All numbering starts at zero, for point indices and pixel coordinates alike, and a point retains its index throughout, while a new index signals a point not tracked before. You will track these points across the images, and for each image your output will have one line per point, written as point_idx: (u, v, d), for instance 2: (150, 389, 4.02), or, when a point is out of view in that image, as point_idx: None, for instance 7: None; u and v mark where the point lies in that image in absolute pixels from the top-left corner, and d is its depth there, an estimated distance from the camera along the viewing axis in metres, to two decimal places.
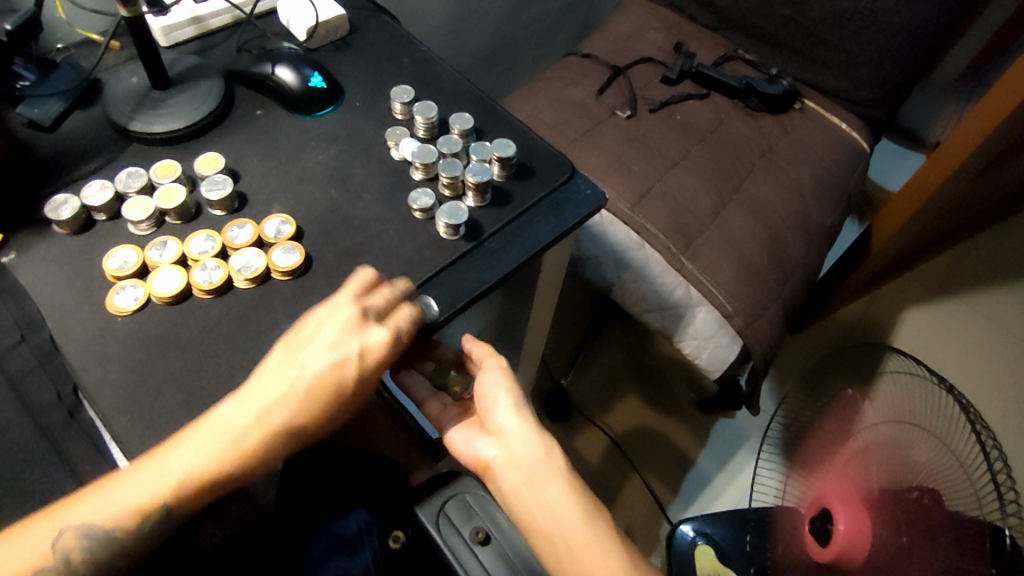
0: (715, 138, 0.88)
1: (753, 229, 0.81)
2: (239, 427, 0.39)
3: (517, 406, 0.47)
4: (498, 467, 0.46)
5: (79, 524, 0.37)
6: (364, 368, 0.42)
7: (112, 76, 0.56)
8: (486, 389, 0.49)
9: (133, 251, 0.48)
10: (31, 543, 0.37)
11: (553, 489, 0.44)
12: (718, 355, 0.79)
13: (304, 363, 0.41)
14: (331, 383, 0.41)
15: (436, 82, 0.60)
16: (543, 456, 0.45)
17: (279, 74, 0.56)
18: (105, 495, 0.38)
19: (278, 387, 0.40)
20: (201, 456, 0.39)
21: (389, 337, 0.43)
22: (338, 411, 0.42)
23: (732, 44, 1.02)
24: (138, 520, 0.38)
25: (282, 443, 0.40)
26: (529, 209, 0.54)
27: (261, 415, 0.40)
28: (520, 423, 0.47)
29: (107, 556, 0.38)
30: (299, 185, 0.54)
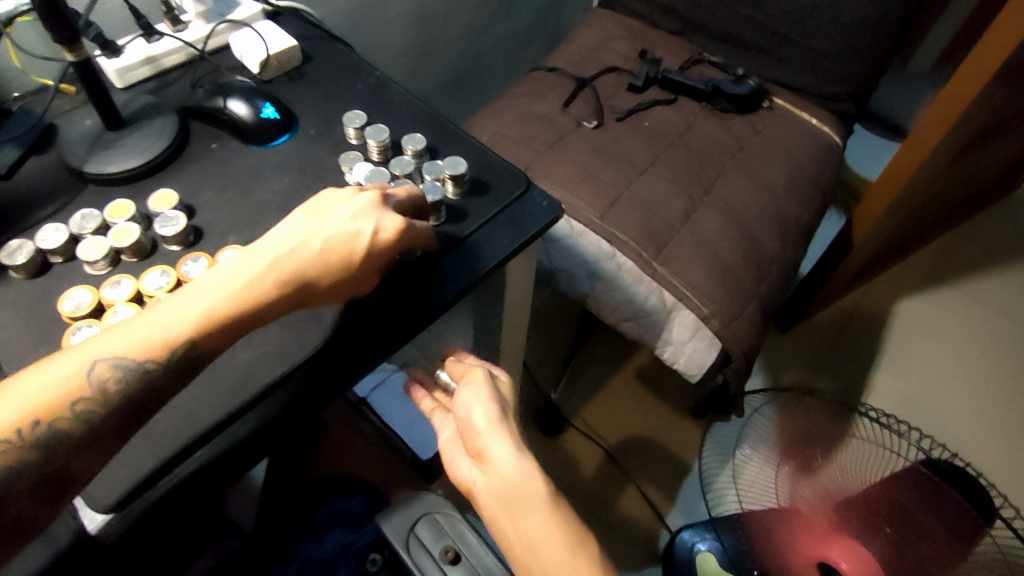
0: (684, 141, 0.89)
1: (725, 229, 0.81)
2: (256, 272, 0.38)
3: (498, 423, 0.45)
4: (479, 492, 0.44)
5: (104, 359, 0.35)
6: (381, 240, 0.42)
7: (66, 121, 0.57)
8: (461, 404, 0.47)
9: (88, 292, 0.48)
10: (49, 373, 0.34)
11: (530, 518, 0.41)
12: (697, 359, 0.78)
13: (327, 223, 0.41)
14: (346, 251, 0.41)
15: (390, 105, 0.61)
16: (522, 483, 0.42)
17: (231, 107, 0.57)
18: (124, 331, 0.36)
19: (294, 241, 0.40)
20: (224, 294, 0.37)
21: (405, 224, 0.43)
22: (350, 274, 0.41)
23: (697, 48, 1.03)
24: (162, 357, 0.35)
25: (292, 296, 0.39)
26: (486, 225, 0.54)
27: (277, 263, 0.38)
28: (498, 443, 0.44)
29: (137, 393, 0.35)
30: (253, 215, 0.54)
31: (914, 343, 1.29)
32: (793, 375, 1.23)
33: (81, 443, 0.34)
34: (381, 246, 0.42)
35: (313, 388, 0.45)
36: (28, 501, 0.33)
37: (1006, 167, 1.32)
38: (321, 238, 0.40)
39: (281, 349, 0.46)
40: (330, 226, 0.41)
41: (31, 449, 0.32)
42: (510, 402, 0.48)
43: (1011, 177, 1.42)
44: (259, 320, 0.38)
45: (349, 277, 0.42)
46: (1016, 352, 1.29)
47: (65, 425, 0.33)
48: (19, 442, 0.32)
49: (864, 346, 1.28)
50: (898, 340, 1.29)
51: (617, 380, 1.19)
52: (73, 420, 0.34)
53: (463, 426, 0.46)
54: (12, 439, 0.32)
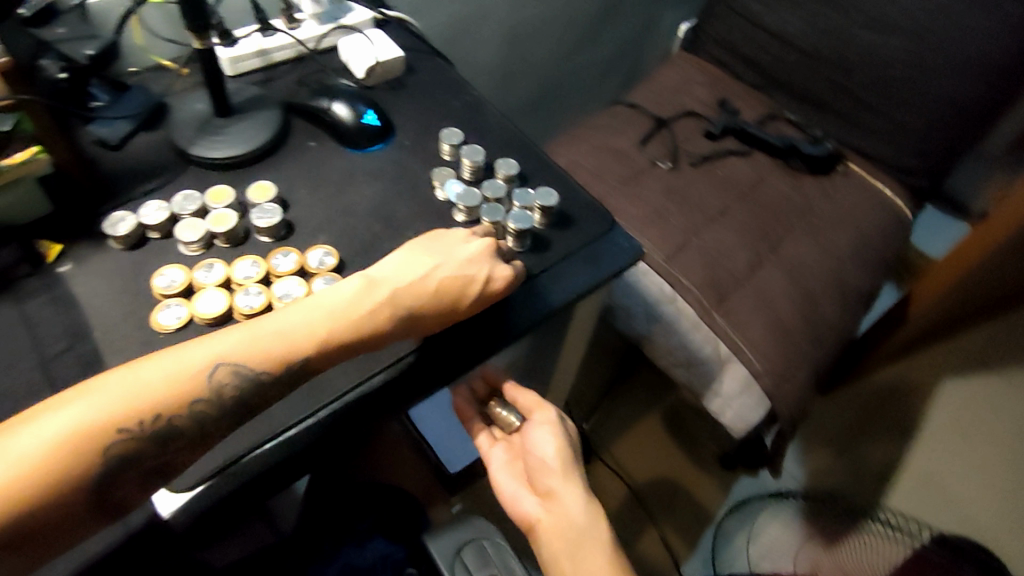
0: (755, 194, 0.88)
1: (787, 289, 0.81)
2: (375, 301, 0.42)
3: (570, 470, 0.51)
4: (543, 529, 0.50)
5: (231, 361, 0.38)
6: (487, 287, 0.46)
7: (179, 102, 0.59)
8: (535, 444, 0.52)
9: (180, 271, 0.50)
10: (170, 365, 0.37)
11: (592, 559, 0.47)
12: (744, 417, 0.78)
13: (440, 266, 0.45)
14: (452, 293, 0.45)
15: (484, 126, 0.62)
16: (587, 526, 0.48)
17: (335, 109, 0.59)
18: (247, 336, 0.40)
19: (409, 277, 0.44)
20: (342, 317, 0.41)
21: (512, 274, 0.48)
22: (454, 313, 0.46)
23: (777, 103, 1.03)
24: (281, 365, 0.39)
25: (402, 327, 0.43)
26: (566, 259, 0.55)
27: (393, 296, 0.43)
28: (567, 489, 0.50)
29: (247, 398, 0.39)
30: (343, 217, 0.55)
31: (953, 425, 1.26)
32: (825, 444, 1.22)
33: (188, 439, 0.37)
34: (488, 292, 0.46)
35: (386, 403, 0.46)
36: (134, 484, 0.36)
37: None
38: (433, 279, 0.45)
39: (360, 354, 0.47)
40: (444, 269, 0.45)
41: (150, 438, 0.36)
42: (577, 442, 0.53)
43: None
44: (369, 344, 0.42)
45: (453, 316, 0.46)
46: None
47: (179, 419, 0.37)
48: (139, 427, 0.35)
49: (903, 422, 1.26)
50: (938, 420, 1.26)
51: (648, 419, 1.18)
52: (188, 415, 0.37)
53: (534, 464, 0.52)
54: (136, 425, 0.35)
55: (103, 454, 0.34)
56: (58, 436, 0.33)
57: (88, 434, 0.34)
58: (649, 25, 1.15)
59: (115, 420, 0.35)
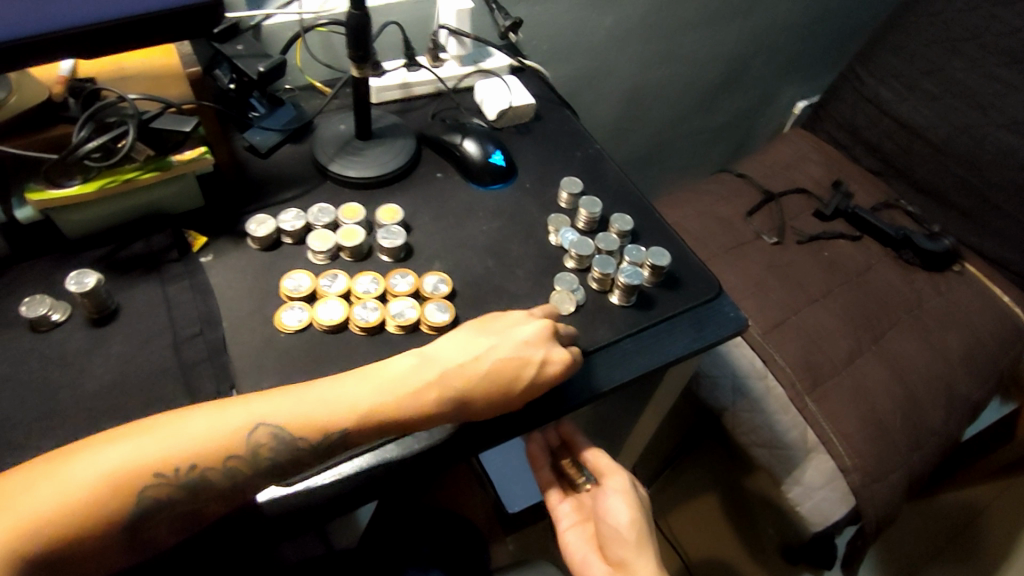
0: (862, 282, 0.86)
1: (888, 385, 0.77)
2: (422, 382, 0.43)
3: (644, 546, 0.47)
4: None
5: (271, 423, 0.40)
6: (545, 371, 0.45)
7: (324, 121, 0.64)
8: (607, 507, 0.49)
9: (306, 277, 0.53)
10: (214, 420, 0.40)
11: None
12: (824, 510, 0.74)
13: (493, 348, 0.45)
14: (504, 378, 0.44)
15: (604, 180, 0.64)
16: None
17: (466, 146, 0.62)
18: (292, 402, 0.41)
19: (461, 358, 0.44)
20: (386, 393, 0.42)
21: (570, 355, 0.46)
22: (509, 397, 0.45)
23: (893, 191, 1.00)
24: (319, 434, 0.41)
25: (448, 409, 0.43)
26: (669, 320, 0.55)
27: (442, 376, 0.43)
28: (639, 564, 0.46)
29: (281, 460, 0.40)
30: (461, 249, 0.57)
31: None
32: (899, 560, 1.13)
33: (220, 491, 0.39)
34: (544, 376, 0.45)
35: (465, 441, 0.46)
36: (167, 525, 0.38)
37: None
38: (487, 360, 0.45)
39: None
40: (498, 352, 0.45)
41: (183, 487, 0.38)
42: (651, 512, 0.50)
43: None
44: (411, 422, 0.43)
45: (508, 400, 0.45)
46: None
47: (213, 472, 0.39)
48: (175, 476, 0.38)
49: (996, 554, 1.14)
50: None
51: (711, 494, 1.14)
52: (222, 469, 0.39)
53: (606, 531, 0.49)
54: (172, 473, 0.38)
55: (137, 497, 0.37)
56: (102, 473, 0.36)
57: (129, 474, 0.37)
58: (767, 98, 1.15)
59: (153, 466, 0.37)
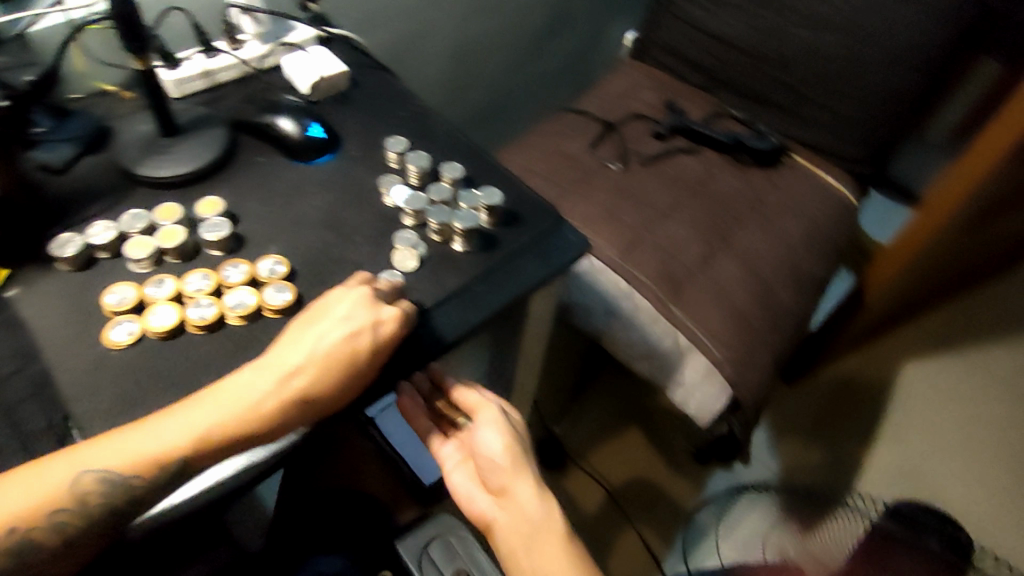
0: (705, 190, 0.91)
1: (741, 278, 0.83)
2: (258, 391, 0.42)
3: (523, 469, 0.53)
4: (500, 527, 0.53)
5: (96, 469, 0.39)
6: (380, 343, 0.45)
7: (122, 124, 0.60)
8: (482, 441, 0.53)
9: (130, 289, 0.50)
10: (34, 481, 0.38)
11: (548, 551, 0.50)
12: (709, 407, 0.79)
13: (323, 336, 0.44)
14: (342, 362, 0.44)
15: (431, 133, 0.64)
16: (542, 520, 0.51)
17: (281, 125, 0.60)
18: (118, 443, 0.40)
19: (293, 355, 0.43)
20: (219, 411, 0.41)
21: (399, 313, 0.47)
22: (353, 379, 0.44)
23: (721, 101, 1.06)
24: (153, 468, 0.39)
25: (291, 408, 0.42)
26: (515, 255, 0.56)
27: (277, 380, 0.42)
28: (521, 486, 0.52)
29: (118, 504, 0.39)
30: (295, 227, 0.56)
31: (919, 409, 1.29)
32: (797, 436, 1.23)
33: (55, 549, 0.38)
34: (381, 347, 0.45)
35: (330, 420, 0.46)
36: None
37: (1013, 243, 1.36)
38: (321, 349, 0.44)
39: None
40: (330, 338, 0.44)
41: (11, 552, 0.37)
42: (523, 432, 0.55)
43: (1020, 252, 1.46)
44: (253, 433, 0.42)
45: (353, 382, 0.45)
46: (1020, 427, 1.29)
47: (43, 530, 0.38)
48: None
49: (871, 412, 1.28)
50: (903, 403, 1.30)
51: (620, 420, 1.19)
52: (50, 528, 0.38)
53: (485, 463, 0.53)
54: None
55: None
56: None
57: None
58: (595, 35, 1.18)
59: None
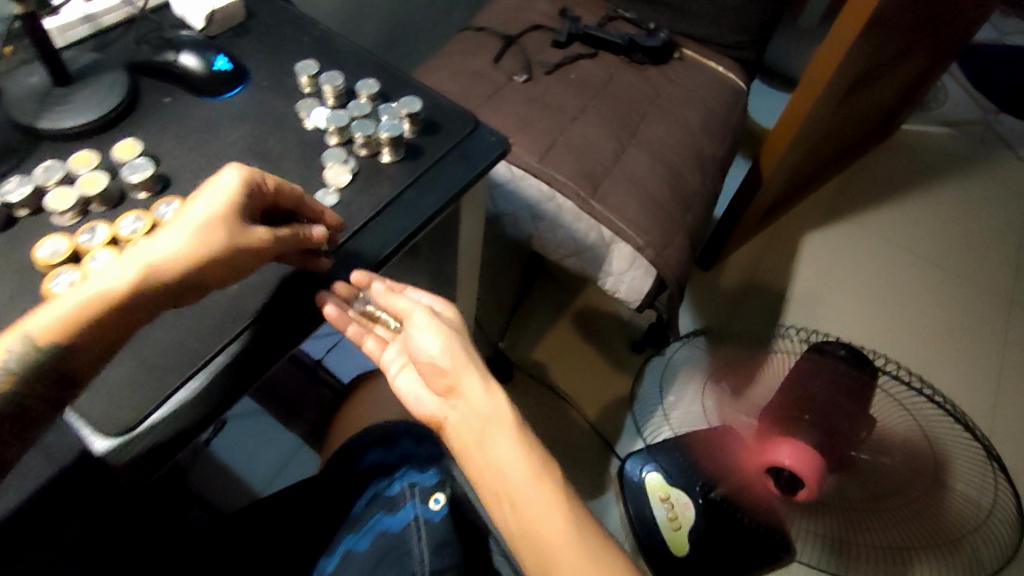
0: (608, 91, 0.95)
1: (651, 167, 0.89)
2: (119, 275, 0.41)
3: (466, 358, 0.51)
4: (450, 425, 0.50)
5: None
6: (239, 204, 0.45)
7: (9, 79, 0.57)
8: (418, 339, 0.53)
9: (62, 240, 0.49)
10: None
11: (500, 444, 0.46)
12: (634, 287, 0.87)
13: (183, 216, 0.44)
14: (203, 229, 0.43)
15: (339, 54, 0.64)
16: (491, 412, 0.48)
17: (184, 61, 0.58)
18: None
19: (155, 240, 0.43)
20: (77, 297, 0.39)
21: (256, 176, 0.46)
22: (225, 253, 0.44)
23: (612, 5, 1.09)
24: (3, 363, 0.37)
25: (157, 286, 0.42)
26: (441, 160, 0.59)
27: (139, 262, 0.41)
28: (468, 380, 0.50)
29: None
30: (220, 160, 0.56)
31: (820, 275, 1.43)
32: (717, 316, 1.34)
33: None
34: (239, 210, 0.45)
35: (273, 340, 0.49)
36: None
37: (882, 114, 1.50)
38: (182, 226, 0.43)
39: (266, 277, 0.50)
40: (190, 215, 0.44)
41: None
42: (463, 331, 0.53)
43: (891, 121, 1.60)
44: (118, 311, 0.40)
45: (228, 258, 0.44)
46: (906, 276, 1.46)
47: None
48: None
49: (779, 284, 1.40)
50: (807, 271, 1.43)
51: (559, 326, 1.25)
52: None
53: (426, 362, 0.52)
54: None
55: None
56: None
57: None
58: None
59: None
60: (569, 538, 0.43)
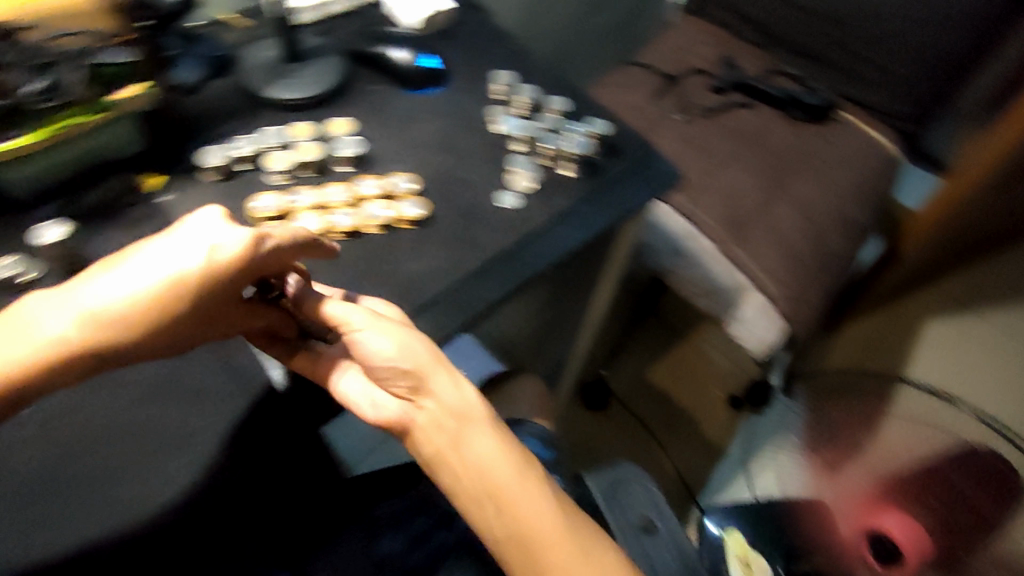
0: (762, 141, 0.95)
1: (796, 222, 0.88)
2: (53, 328, 0.37)
3: (432, 353, 0.42)
4: (418, 430, 0.43)
5: None
6: (219, 270, 0.38)
7: (248, 51, 0.63)
8: (364, 336, 0.42)
9: (273, 197, 0.54)
10: None
11: (482, 445, 0.42)
12: (764, 342, 0.84)
13: (138, 267, 0.37)
14: (161, 295, 0.38)
15: (532, 69, 0.67)
16: (468, 416, 0.42)
17: (395, 55, 0.64)
18: None
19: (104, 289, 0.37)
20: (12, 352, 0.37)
21: (252, 243, 0.39)
22: (182, 313, 0.39)
23: (774, 58, 1.09)
24: None
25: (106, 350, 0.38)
26: (616, 182, 0.61)
27: (80, 320, 0.37)
28: (439, 378, 0.42)
29: None
30: (415, 149, 0.60)
31: (944, 364, 1.34)
32: None
33: None
34: (215, 281, 0.38)
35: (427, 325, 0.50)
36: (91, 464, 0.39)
37: None
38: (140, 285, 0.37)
39: (446, 262, 0.53)
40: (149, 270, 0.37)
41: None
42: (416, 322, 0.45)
43: None
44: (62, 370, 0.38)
45: (183, 318, 0.39)
46: None
47: None
48: None
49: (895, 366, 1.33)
50: (928, 358, 1.35)
51: (661, 365, 1.24)
52: None
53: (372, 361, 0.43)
54: None
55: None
56: None
57: None
58: None
59: None
60: (558, 538, 0.42)
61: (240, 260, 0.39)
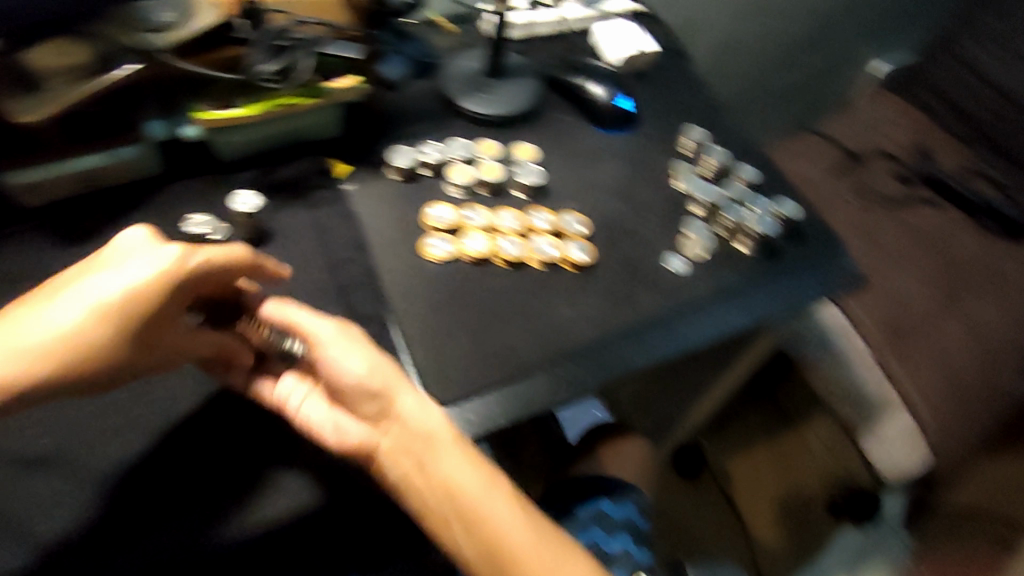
0: (946, 248, 0.86)
1: (966, 346, 0.79)
2: None
3: (395, 370, 0.43)
4: (383, 453, 0.42)
5: None
6: (153, 288, 0.40)
7: (452, 58, 0.64)
8: (327, 353, 0.42)
9: (449, 209, 0.55)
10: None
11: (448, 462, 0.41)
12: (905, 468, 0.76)
13: (75, 291, 0.39)
14: (102, 312, 0.39)
15: (726, 131, 0.64)
16: (431, 435, 0.41)
17: (592, 89, 0.63)
18: None
19: (46, 314, 0.39)
20: None
21: (179, 259, 0.40)
22: (126, 331, 0.40)
23: (978, 158, 0.99)
24: None
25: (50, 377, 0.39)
26: (794, 271, 0.56)
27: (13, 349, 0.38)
28: (400, 396, 0.42)
29: None
30: (592, 190, 0.59)
31: None
32: None
33: None
34: (145, 301, 0.40)
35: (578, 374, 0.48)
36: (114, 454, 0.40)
37: None
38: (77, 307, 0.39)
39: (601, 315, 0.51)
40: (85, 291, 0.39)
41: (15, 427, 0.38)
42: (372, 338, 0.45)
43: None
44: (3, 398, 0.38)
45: (127, 337, 0.40)
46: None
47: None
48: None
49: None
50: None
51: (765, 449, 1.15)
52: None
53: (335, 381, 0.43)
54: None
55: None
56: None
57: None
58: (842, 60, 1.15)
59: None
60: (528, 552, 0.40)
61: (164, 282, 0.40)
